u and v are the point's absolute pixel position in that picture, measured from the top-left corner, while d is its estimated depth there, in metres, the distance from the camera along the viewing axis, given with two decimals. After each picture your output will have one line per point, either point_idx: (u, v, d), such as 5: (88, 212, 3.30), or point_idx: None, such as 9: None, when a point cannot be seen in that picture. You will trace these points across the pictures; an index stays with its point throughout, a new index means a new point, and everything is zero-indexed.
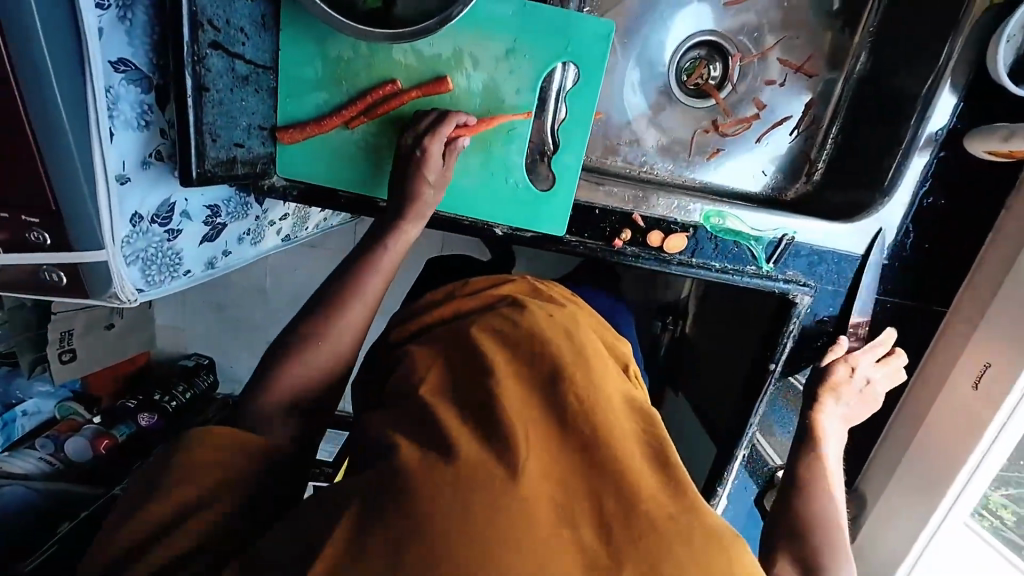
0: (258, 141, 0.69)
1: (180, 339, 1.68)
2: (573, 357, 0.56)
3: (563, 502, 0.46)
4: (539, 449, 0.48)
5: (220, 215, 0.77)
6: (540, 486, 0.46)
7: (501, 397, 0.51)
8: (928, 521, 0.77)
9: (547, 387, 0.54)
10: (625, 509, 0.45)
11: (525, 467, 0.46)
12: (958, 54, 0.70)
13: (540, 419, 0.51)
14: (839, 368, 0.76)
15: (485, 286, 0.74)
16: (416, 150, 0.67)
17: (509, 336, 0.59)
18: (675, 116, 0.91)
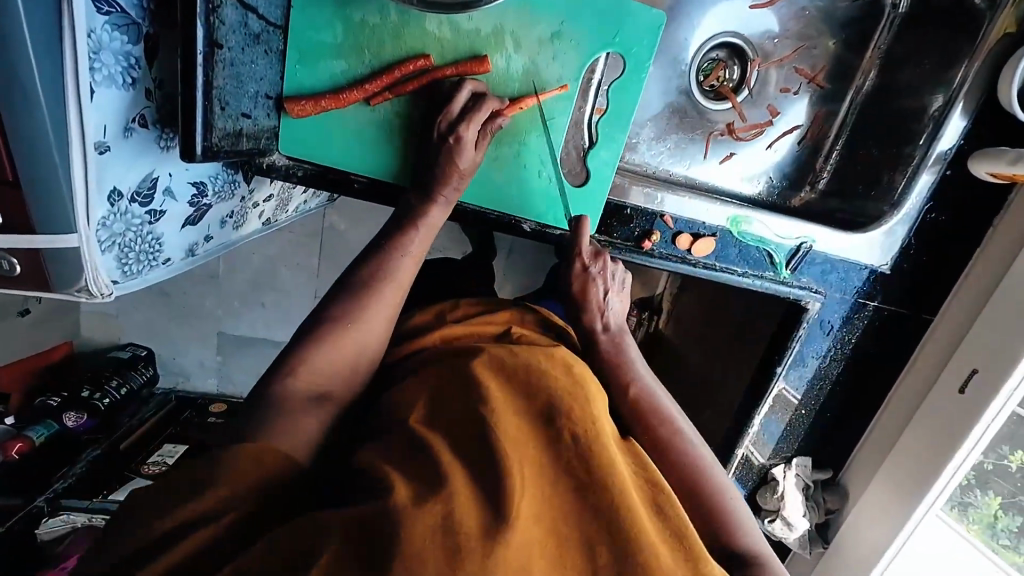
0: (264, 112, 0.60)
1: (110, 327, 1.46)
2: (572, 387, 0.51)
3: (555, 550, 0.42)
4: (532, 492, 0.44)
5: (206, 194, 0.65)
6: (533, 537, 0.41)
7: (496, 429, 0.46)
8: (911, 516, 0.82)
9: (545, 420, 0.49)
10: (620, 561, 0.42)
11: (516, 509, 0.42)
12: (972, 78, 0.76)
13: (537, 456, 0.46)
14: (594, 286, 0.67)
15: (475, 311, 0.68)
16: (449, 137, 0.61)
17: (505, 363, 0.52)
18: (695, 117, 0.90)
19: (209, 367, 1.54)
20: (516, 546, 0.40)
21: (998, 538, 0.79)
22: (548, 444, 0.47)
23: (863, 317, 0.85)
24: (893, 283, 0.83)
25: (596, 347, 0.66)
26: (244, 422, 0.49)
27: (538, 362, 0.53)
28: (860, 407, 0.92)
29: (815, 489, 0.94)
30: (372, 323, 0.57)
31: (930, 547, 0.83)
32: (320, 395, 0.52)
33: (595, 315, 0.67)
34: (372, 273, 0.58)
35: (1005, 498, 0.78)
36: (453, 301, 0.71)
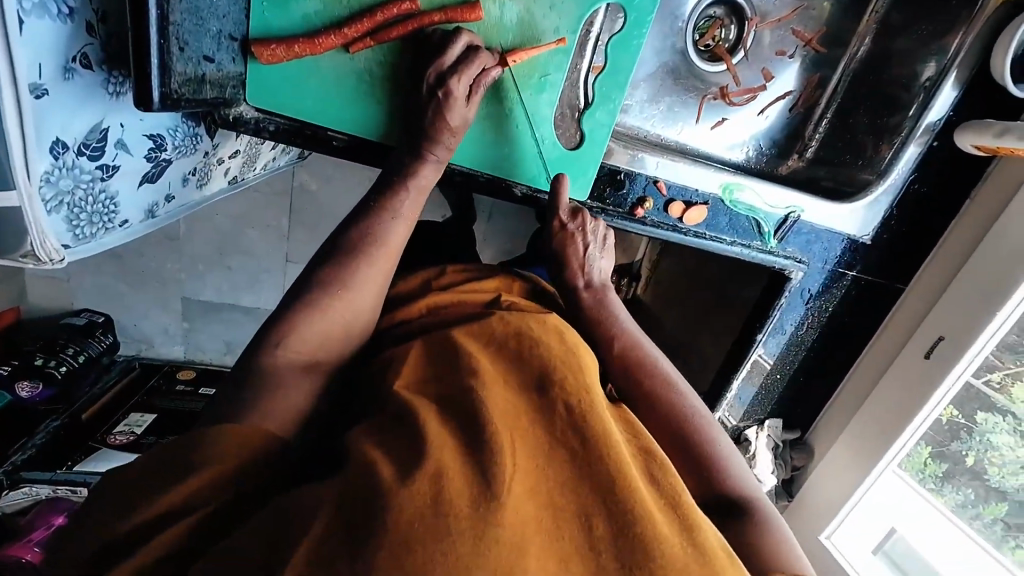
0: (228, 56, 0.54)
1: (62, 291, 1.36)
2: (564, 356, 0.50)
3: (553, 521, 0.41)
4: (525, 463, 0.43)
5: (165, 148, 0.59)
6: (527, 513, 0.40)
7: (486, 400, 0.45)
8: (873, 470, 0.87)
9: (536, 392, 0.48)
10: (617, 526, 0.41)
11: (508, 484, 0.41)
12: (967, 49, 0.75)
13: (530, 428, 0.45)
14: (573, 244, 0.67)
15: (462, 281, 0.65)
16: (438, 90, 0.56)
17: (494, 332, 0.53)
18: (689, 77, 0.86)
19: (174, 334, 1.48)
20: (510, 522, 0.39)
21: (925, 482, 0.86)
22: (541, 415, 0.46)
23: (845, 278, 0.87)
24: (873, 253, 0.85)
25: (579, 300, 0.66)
26: (227, 398, 0.46)
27: (530, 332, 0.52)
28: (831, 371, 0.96)
29: (784, 447, 1.00)
30: (360, 292, 0.53)
31: (885, 495, 0.90)
32: (307, 369, 0.49)
33: (576, 275, 0.67)
34: (368, 241, 0.55)
35: (934, 448, 0.85)
36: (441, 268, 0.68)
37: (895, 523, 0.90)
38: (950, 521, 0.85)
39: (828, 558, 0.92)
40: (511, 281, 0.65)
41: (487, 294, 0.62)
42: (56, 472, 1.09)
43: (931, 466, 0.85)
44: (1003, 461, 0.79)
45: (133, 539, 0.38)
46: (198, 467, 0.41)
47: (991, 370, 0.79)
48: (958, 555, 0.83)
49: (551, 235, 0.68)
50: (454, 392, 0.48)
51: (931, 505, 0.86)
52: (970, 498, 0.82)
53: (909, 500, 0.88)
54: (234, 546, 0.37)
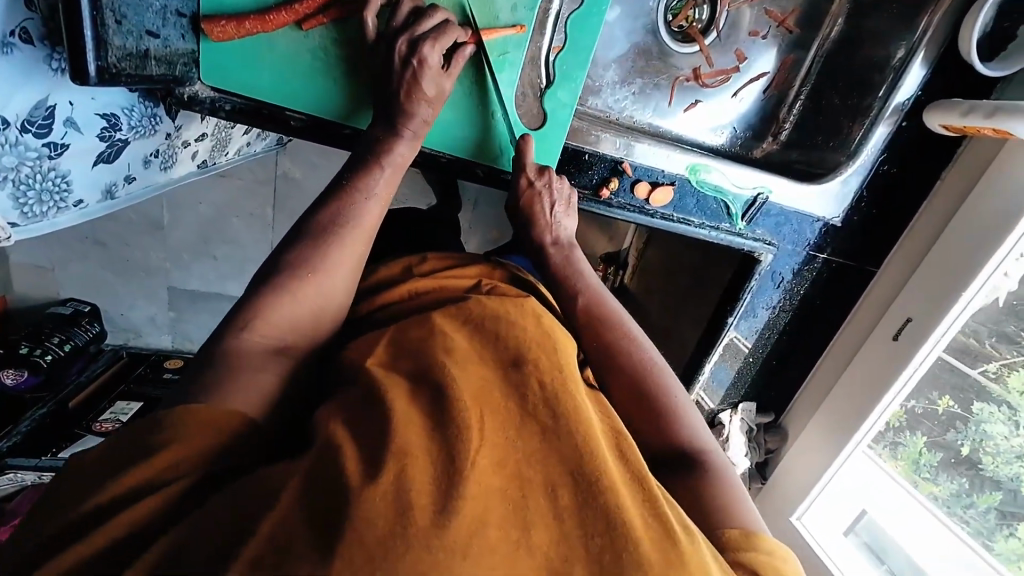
0: (177, 33, 0.53)
1: (46, 281, 1.35)
2: (538, 339, 0.51)
3: (517, 495, 0.41)
4: (493, 439, 0.43)
5: (120, 128, 0.59)
6: (491, 484, 0.41)
7: (454, 378, 0.46)
8: (843, 450, 0.88)
9: (506, 371, 0.48)
10: (580, 498, 0.42)
11: (473, 458, 0.41)
12: (935, 28, 0.73)
13: (501, 405, 0.45)
14: (538, 202, 0.67)
15: (447, 268, 0.65)
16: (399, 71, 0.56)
17: (471, 315, 0.53)
18: (661, 59, 0.86)
19: (161, 323, 1.48)
20: (473, 493, 0.39)
21: (918, 472, 0.85)
22: (511, 392, 0.47)
23: (816, 260, 0.86)
24: (845, 235, 0.85)
25: (548, 260, 0.66)
26: (185, 383, 0.46)
27: (507, 316, 0.53)
28: (802, 355, 0.96)
29: (758, 431, 1.00)
30: (326, 272, 0.53)
31: (857, 477, 0.91)
32: (273, 353, 0.50)
33: (540, 233, 0.67)
34: (332, 221, 0.55)
35: (929, 438, 0.83)
36: (422, 254, 0.68)
37: (865, 505, 0.91)
38: (920, 505, 0.85)
39: (798, 540, 0.92)
40: (492, 266, 0.66)
41: (470, 279, 0.62)
42: (41, 460, 1.11)
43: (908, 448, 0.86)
44: (997, 450, 0.76)
45: (77, 528, 0.38)
46: (168, 444, 0.40)
47: (987, 361, 0.76)
48: (934, 546, 0.82)
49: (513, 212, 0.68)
50: (424, 362, 0.48)
51: (909, 496, 0.86)
52: (964, 487, 0.79)
53: (880, 480, 0.89)
54: (193, 524, 0.37)
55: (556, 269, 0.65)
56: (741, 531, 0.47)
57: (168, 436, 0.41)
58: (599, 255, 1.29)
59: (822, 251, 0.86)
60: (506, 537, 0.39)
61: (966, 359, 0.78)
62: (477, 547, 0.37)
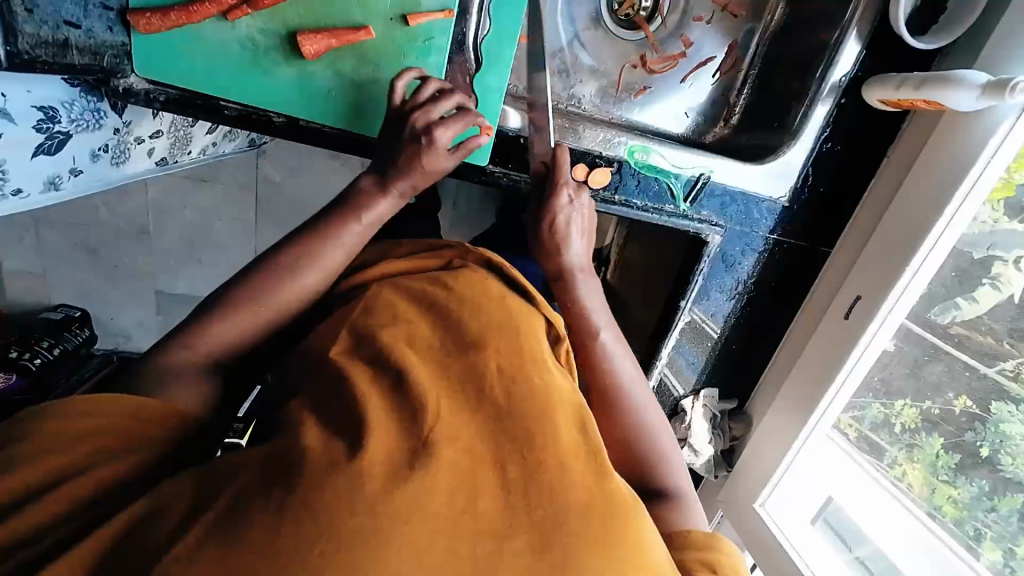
0: (101, 24, 0.56)
1: (39, 287, 1.41)
2: (503, 322, 0.51)
3: (466, 464, 0.40)
4: (451, 417, 0.42)
5: (59, 121, 0.61)
6: (434, 457, 0.39)
7: (408, 362, 0.46)
8: (798, 434, 0.87)
9: (465, 353, 0.48)
10: (528, 472, 0.41)
11: (430, 432, 0.40)
12: (862, 8, 0.72)
13: (461, 385, 0.45)
14: (564, 219, 0.66)
15: (421, 250, 0.64)
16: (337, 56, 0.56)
17: (438, 300, 0.53)
18: (606, 47, 0.88)
19: (150, 326, 1.51)
20: (427, 474, 0.38)
21: (937, 474, 0.77)
22: (471, 373, 0.46)
23: (768, 240, 0.85)
24: (796, 215, 0.84)
25: (572, 285, 0.66)
26: None
27: (470, 299, 0.52)
28: (765, 339, 0.95)
29: (722, 417, 0.99)
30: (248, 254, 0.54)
31: (817, 464, 0.90)
32: None
33: (563, 250, 0.66)
34: None
35: (948, 439, 0.76)
36: (392, 244, 0.65)
37: (831, 492, 0.89)
38: (902, 505, 0.81)
39: (762, 526, 0.91)
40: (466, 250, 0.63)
41: (440, 260, 0.61)
42: None
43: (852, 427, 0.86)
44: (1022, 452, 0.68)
45: None
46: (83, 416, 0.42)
47: (1004, 360, 0.70)
48: (916, 545, 0.79)
49: (535, 220, 0.68)
50: (385, 341, 0.48)
51: (886, 493, 0.83)
52: (985, 489, 0.72)
53: (839, 464, 0.88)
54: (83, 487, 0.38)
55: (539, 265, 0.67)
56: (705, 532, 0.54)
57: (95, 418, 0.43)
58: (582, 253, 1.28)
59: (773, 232, 0.84)
60: (451, 503, 0.38)
61: (982, 357, 0.72)
62: (418, 515, 0.36)
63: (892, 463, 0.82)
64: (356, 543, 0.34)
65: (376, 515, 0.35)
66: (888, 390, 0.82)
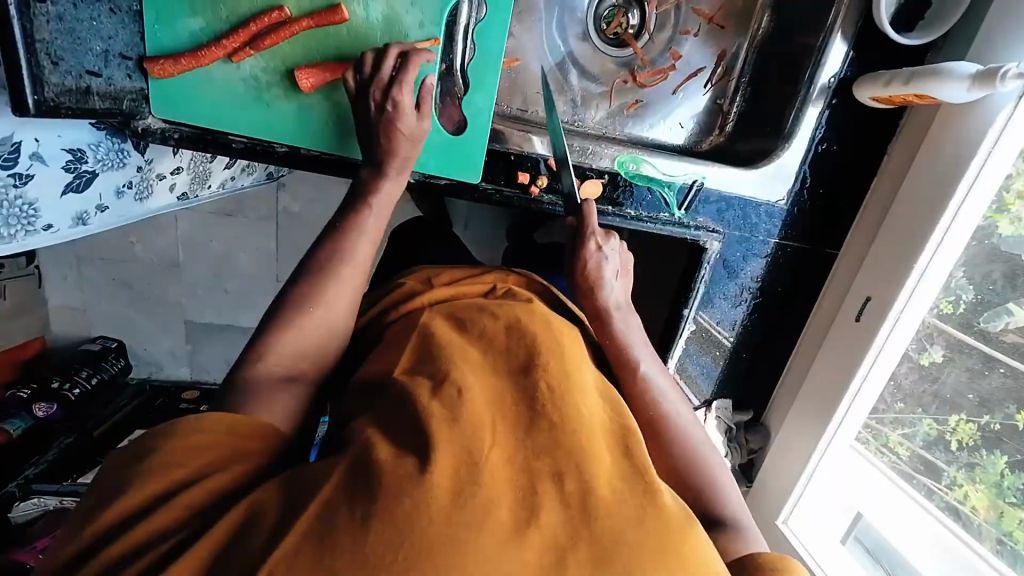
0: (122, 73, 0.61)
1: (80, 321, 1.51)
2: (548, 343, 0.52)
3: (525, 480, 0.42)
4: (505, 439, 0.44)
5: (87, 161, 0.67)
6: (467, 470, 0.40)
7: (461, 379, 0.47)
8: (819, 444, 0.83)
9: (516, 376, 0.49)
10: (583, 488, 0.42)
11: (487, 452, 0.42)
12: (848, 5, 0.72)
13: (512, 407, 0.46)
14: (605, 265, 0.68)
15: (463, 278, 0.68)
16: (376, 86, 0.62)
17: (483, 326, 0.54)
18: (596, 65, 0.90)
19: (180, 356, 1.58)
20: (446, 488, 0.39)
21: (1004, 497, 0.68)
22: (522, 393, 0.47)
23: (770, 244, 0.84)
24: (797, 218, 0.83)
25: (606, 324, 0.66)
26: None
27: (516, 323, 0.54)
28: (776, 347, 0.92)
29: (737, 430, 0.95)
30: None
31: (841, 477, 0.86)
32: None
33: (599, 292, 0.67)
34: None
35: (1013, 458, 0.67)
36: (430, 272, 0.70)
37: (859, 508, 0.83)
38: (946, 527, 0.73)
39: (784, 543, 0.86)
40: (505, 274, 0.69)
41: (487, 284, 0.65)
42: (62, 485, 1.19)
43: (901, 444, 0.79)
44: None
45: None
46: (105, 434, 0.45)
47: None
48: (944, 558, 0.72)
49: (570, 264, 0.69)
50: (444, 357, 0.50)
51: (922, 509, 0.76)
52: None
53: (864, 479, 0.84)
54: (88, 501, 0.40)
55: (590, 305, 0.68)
56: (773, 553, 0.47)
57: (210, 432, 0.45)
58: None
59: (773, 237, 0.83)
60: (517, 518, 0.39)
61: None
62: (487, 528, 0.37)
63: (951, 485, 0.73)
64: (448, 546, 0.36)
65: (454, 524, 0.37)
66: (931, 402, 0.75)
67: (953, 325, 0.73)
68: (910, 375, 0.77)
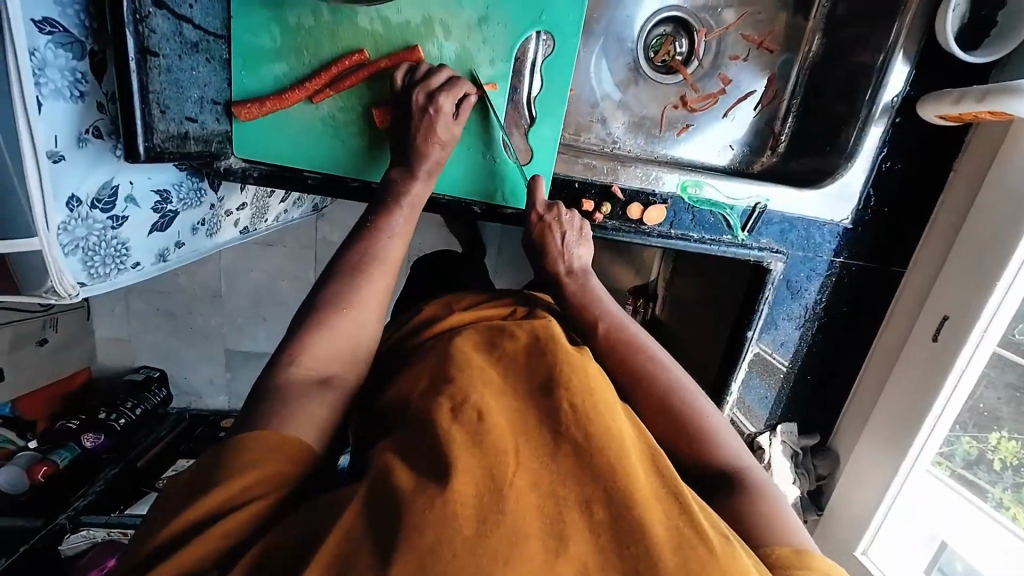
0: (212, 117, 0.64)
1: (125, 351, 1.55)
2: (568, 358, 0.48)
3: (553, 509, 0.39)
4: (530, 459, 0.41)
5: (170, 202, 0.70)
6: (488, 499, 0.38)
7: (480, 403, 0.44)
8: (899, 469, 0.80)
9: (535, 394, 0.46)
10: (615, 513, 0.39)
11: (510, 478, 0.39)
12: (908, 26, 0.73)
13: (532, 429, 0.43)
14: (550, 234, 0.68)
15: (486, 301, 0.65)
16: (428, 108, 0.62)
17: (499, 344, 0.51)
18: (645, 92, 0.92)
19: (218, 385, 1.60)
20: (471, 517, 0.37)
21: None
22: (544, 413, 0.44)
23: (837, 260, 0.82)
24: (860, 237, 0.81)
25: (562, 292, 0.65)
26: None
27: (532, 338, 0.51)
28: (839, 369, 0.90)
29: (804, 455, 0.92)
30: None
31: (921, 504, 0.81)
32: None
33: (557, 265, 0.67)
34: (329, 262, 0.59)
35: None
36: (446, 299, 0.67)
37: (941, 534, 0.78)
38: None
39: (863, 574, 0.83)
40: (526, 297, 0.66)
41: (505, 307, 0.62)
42: (110, 515, 1.18)
43: (941, 462, 0.79)
44: None
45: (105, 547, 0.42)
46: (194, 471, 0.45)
47: None
48: None
49: (526, 239, 0.70)
50: (456, 376, 0.47)
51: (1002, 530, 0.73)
52: None
53: (938, 503, 0.79)
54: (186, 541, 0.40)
55: (574, 298, 0.64)
56: (792, 548, 0.45)
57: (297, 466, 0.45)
58: (628, 289, 1.27)
59: (840, 254, 0.82)
60: (546, 548, 0.37)
61: None
62: (516, 560, 0.36)
63: (998, 507, 0.74)
64: None
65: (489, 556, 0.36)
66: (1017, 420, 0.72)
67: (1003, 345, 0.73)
68: (999, 398, 0.73)
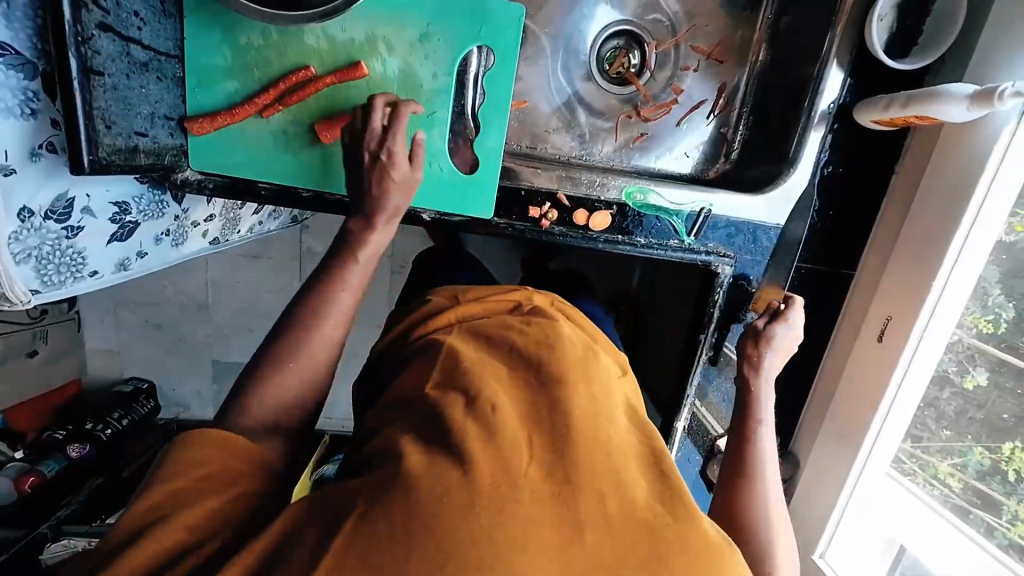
0: (165, 132, 0.67)
1: (114, 363, 1.58)
2: (575, 363, 0.50)
3: (567, 500, 0.39)
4: (538, 451, 0.41)
5: (130, 213, 0.72)
6: (515, 489, 0.38)
7: (489, 396, 0.45)
8: (851, 470, 0.81)
9: (541, 390, 0.46)
10: (626, 510, 0.40)
11: (523, 468, 0.40)
12: (840, 35, 0.75)
13: (540, 424, 0.43)
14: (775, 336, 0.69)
15: (488, 294, 0.65)
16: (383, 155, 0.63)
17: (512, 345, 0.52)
18: (599, 103, 0.95)
19: (206, 396, 1.62)
20: (489, 500, 0.37)
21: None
22: (549, 406, 0.45)
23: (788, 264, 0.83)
24: (811, 241, 0.83)
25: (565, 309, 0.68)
26: None
27: (540, 340, 0.52)
28: (798, 372, 0.90)
29: None
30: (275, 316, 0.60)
31: (884, 507, 0.81)
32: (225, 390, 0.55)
33: (766, 353, 0.68)
34: None
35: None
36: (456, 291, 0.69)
37: (898, 538, 0.78)
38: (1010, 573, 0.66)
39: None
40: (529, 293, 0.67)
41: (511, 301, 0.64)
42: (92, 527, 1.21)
43: (952, 475, 0.74)
44: None
45: None
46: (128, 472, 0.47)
47: None
48: None
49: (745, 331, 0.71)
50: (468, 376, 0.47)
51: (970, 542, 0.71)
52: None
53: (900, 506, 0.79)
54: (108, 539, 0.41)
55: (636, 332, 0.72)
56: None
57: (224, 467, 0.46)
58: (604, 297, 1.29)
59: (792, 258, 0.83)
60: (561, 535, 0.37)
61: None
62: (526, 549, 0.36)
63: (1011, 521, 0.68)
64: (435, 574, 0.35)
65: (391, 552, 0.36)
66: (964, 422, 0.73)
67: (995, 345, 0.70)
68: (948, 398, 0.75)
